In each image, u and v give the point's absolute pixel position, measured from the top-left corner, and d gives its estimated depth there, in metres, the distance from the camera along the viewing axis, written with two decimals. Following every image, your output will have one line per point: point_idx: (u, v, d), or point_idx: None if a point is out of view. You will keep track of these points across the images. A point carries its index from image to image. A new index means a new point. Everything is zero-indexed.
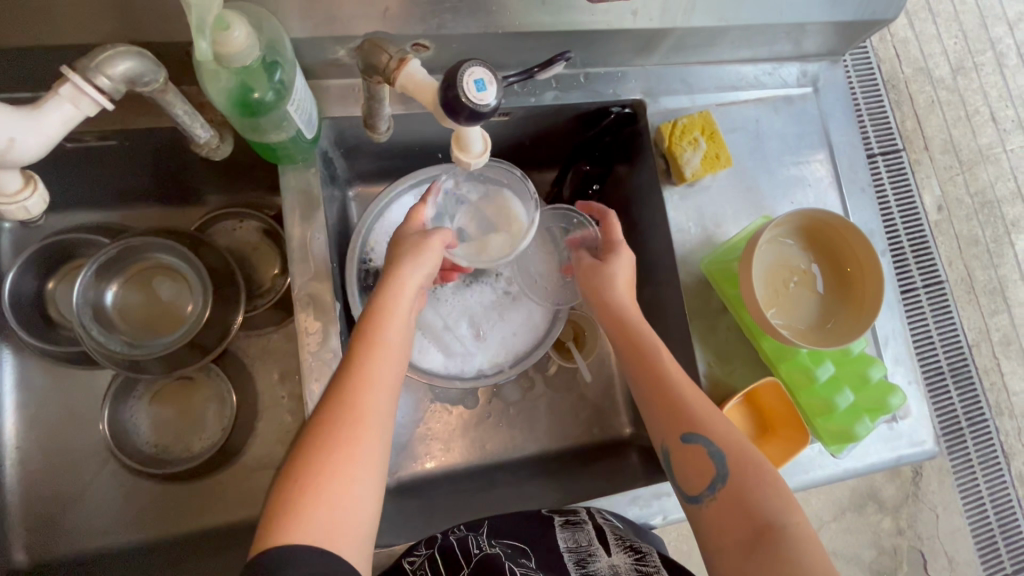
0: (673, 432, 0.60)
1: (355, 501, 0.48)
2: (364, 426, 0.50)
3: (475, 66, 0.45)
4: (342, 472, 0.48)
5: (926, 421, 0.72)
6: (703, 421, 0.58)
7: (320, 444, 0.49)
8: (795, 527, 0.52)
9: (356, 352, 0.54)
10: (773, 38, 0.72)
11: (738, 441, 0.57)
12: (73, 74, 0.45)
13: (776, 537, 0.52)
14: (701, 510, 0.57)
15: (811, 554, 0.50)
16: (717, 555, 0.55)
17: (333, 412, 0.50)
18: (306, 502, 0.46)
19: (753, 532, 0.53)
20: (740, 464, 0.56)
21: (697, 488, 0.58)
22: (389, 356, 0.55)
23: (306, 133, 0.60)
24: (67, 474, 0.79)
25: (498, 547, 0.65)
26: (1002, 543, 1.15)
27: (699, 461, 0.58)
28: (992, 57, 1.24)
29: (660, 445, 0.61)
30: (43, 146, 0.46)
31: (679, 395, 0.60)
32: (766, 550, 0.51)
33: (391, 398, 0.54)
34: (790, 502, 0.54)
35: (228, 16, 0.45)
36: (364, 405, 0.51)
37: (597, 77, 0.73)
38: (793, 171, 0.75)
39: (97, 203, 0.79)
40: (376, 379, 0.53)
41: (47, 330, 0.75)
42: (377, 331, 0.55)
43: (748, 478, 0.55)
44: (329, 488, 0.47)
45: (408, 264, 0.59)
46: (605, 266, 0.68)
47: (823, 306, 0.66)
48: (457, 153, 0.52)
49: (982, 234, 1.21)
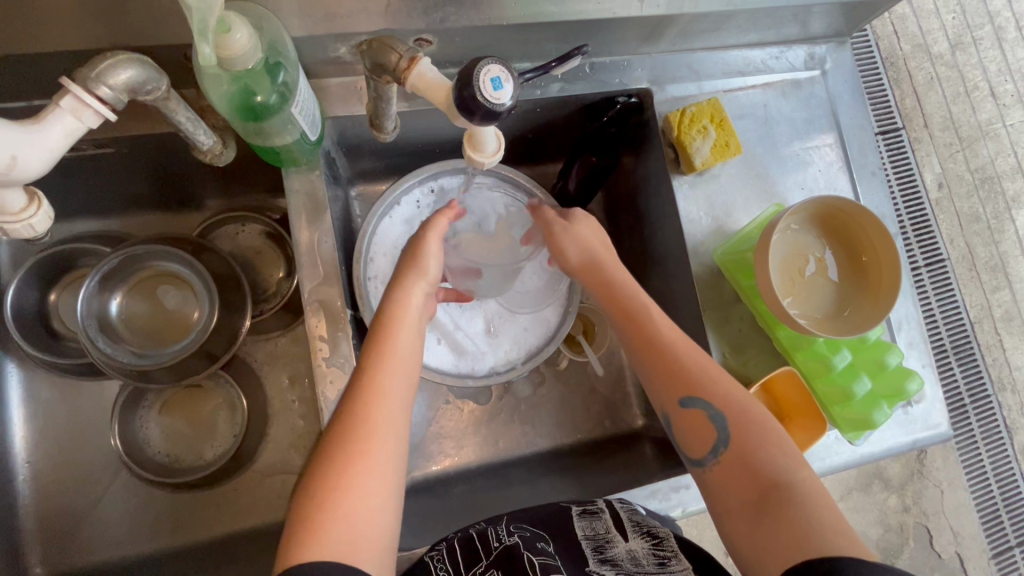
0: (673, 397, 0.60)
1: (373, 514, 0.47)
2: (382, 436, 0.50)
3: (491, 64, 0.44)
4: (359, 485, 0.47)
5: (940, 404, 0.72)
6: (702, 383, 0.59)
7: (335, 460, 0.48)
8: (803, 483, 0.52)
9: (368, 363, 0.54)
10: (780, 21, 0.71)
11: (737, 402, 0.57)
12: (74, 85, 0.43)
13: (784, 496, 0.51)
14: (706, 474, 0.58)
15: (817, 508, 0.50)
16: (726, 519, 0.55)
17: (346, 425, 0.50)
18: (327, 514, 0.45)
19: (762, 493, 0.53)
20: (741, 422, 0.56)
21: (700, 453, 0.58)
22: (400, 368, 0.54)
23: (311, 135, 0.59)
24: (80, 486, 0.79)
25: (516, 534, 0.62)
26: (1004, 516, 1.16)
27: (701, 425, 0.58)
28: (991, 32, 1.23)
29: (661, 411, 0.62)
30: (46, 162, 0.44)
31: (679, 361, 0.60)
32: (773, 510, 0.51)
33: (402, 407, 0.53)
34: (795, 458, 0.54)
35: (229, 18, 0.44)
36: (374, 420, 0.51)
37: (603, 67, 0.71)
38: (801, 155, 0.74)
39: (96, 211, 0.77)
40: (387, 392, 0.52)
41: (51, 342, 0.74)
42: (383, 352, 0.55)
43: (751, 439, 0.55)
44: (346, 499, 0.46)
45: (411, 283, 0.60)
46: (564, 227, 0.70)
47: (839, 295, 0.66)
48: (469, 152, 0.51)
49: (983, 210, 1.20)
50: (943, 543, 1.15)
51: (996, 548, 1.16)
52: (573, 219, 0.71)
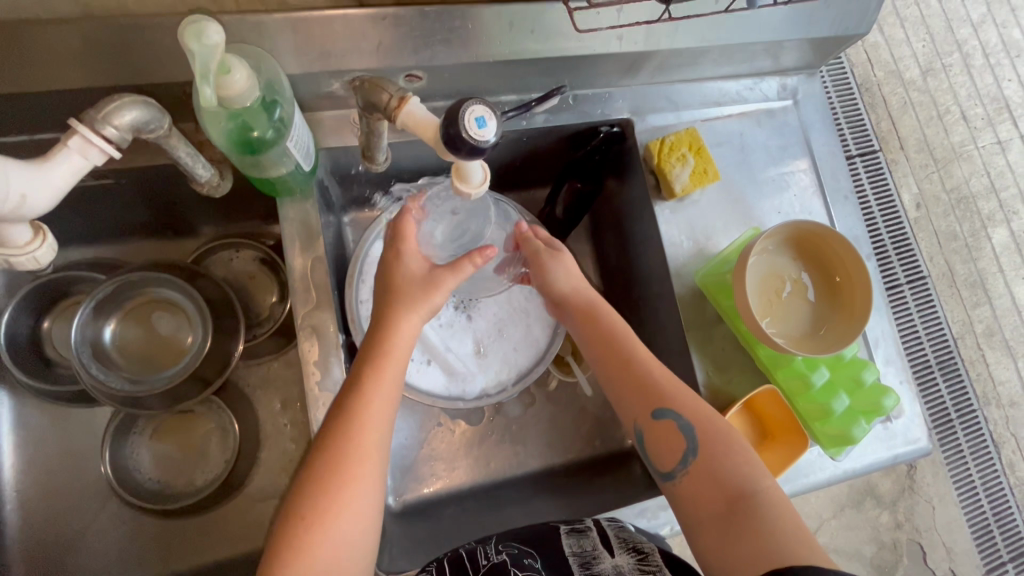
0: (644, 409, 0.61)
1: (354, 536, 0.50)
2: (365, 459, 0.52)
3: (474, 105, 0.47)
4: (341, 508, 0.50)
5: (919, 419, 0.74)
6: (670, 394, 0.61)
7: (320, 482, 0.51)
8: (766, 490, 0.54)
9: (354, 386, 0.55)
10: (752, 55, 0.75)
11: (704, 412, 0.59)
12: (81, 126, 0.46)
13: (749, 504, 0.54)
14: (676, 485, 0.59)
15: (779, 516, 0.52)
16: (696, 530, 0.57)
17: (331, 448, 0.52)
18: (310, 535, 0.49)
19: (728, 501, 0.55)
20: (708, 431, 0.58)
21: (670, 465, 0.60)
22: (388, 390, 0.56)
23: (305, 165, 0.61)
24: (67, 515, 0.78)
25: (505, 552, 0.63)
26: (995, 529, 1.17)
27: (671, 436, 0.60)
28: (958, 59, 1.29)
29: (632, 426, 0.63)
30: (52, 200, 0.46)
31: (648, 375, 0.62)
32: (739, 519, 0.53)
33: (385, 429, 0.55)
34: (758, 467, 0.56)
35: (228, 59, 0.47)
36: (361, 443, 0.53)
37: (586, 99, 0.75)
38: (777, 180, 0.78)
39: (92, 239, 0.79)
40: (373, 415, 0.54)
41: (45, 370, 0.75)
42: (370, 374, 0.56)
43: (716, 448, 0.57)
44: (332, 521, 0.49)
45: (409, 307, 0.59)
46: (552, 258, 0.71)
47: (815, 314, 0.68)
48: (457, 183, 0.54)
49: (960, 229, 1.25)
50: (937, 559, 1.15)
51: (989, 563, 1.16)
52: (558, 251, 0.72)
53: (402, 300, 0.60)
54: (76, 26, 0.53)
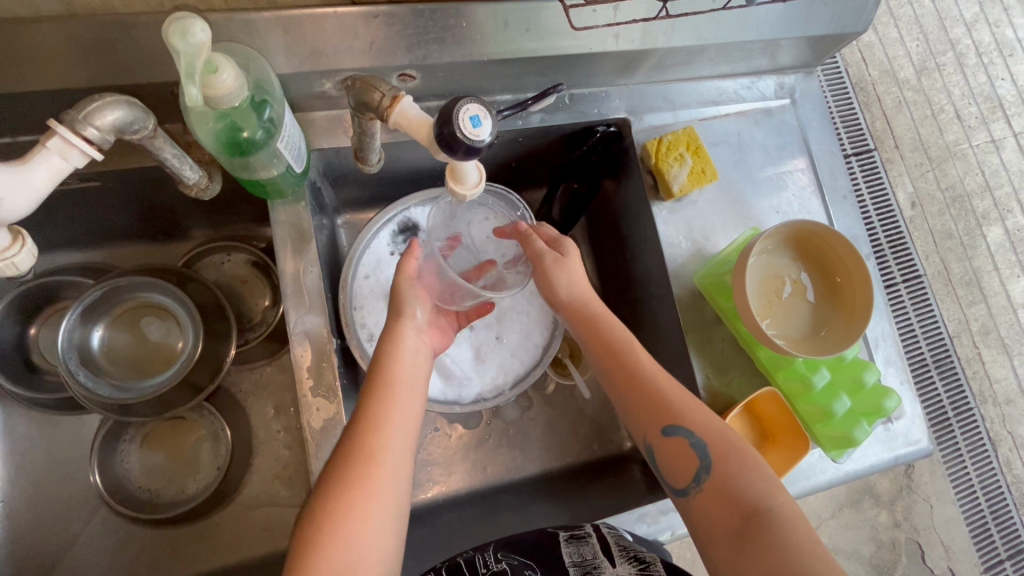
0: (655, 426, 0.60)
1: (374, 539, 0.49)
2: (385, 462, 0.52)
3: (470, 103, 0.46)
4: (358, 509, 0.49)
5: (919, 420, 0.73)
6: (681, 413, 0.59)
7: (338, 483, 0.50)
8: (781, 508, 0.53)
9: (376, 389, 0.57)
10: (749, 54, 0.74)
11: (717, 430, 0.58)
12: (61, 126, 0.44)
13: (764, 521, 0.53)
14: (689, 502, 0.58)
15: (795, 534, 0.51)
16: (710, 546, 0.56)
17: (352, 450, 0.52)
18: (326, 536, 0.48)
19: (743, 518, 0.54)
20: (722, 450, 0.57)
21: (683, 481, 0.58)
22: (410, 396, 0.57)
23: (296, 167, 0.60)
24: (55, 525, 0.76)
25: (504, 561, 0.63)
26: (994, 529, 1.17)
27: (683, 454, 0.58)
28: (953, 58, 1.28)
29: (643, 441, 0.62)
30: (32, 203, 0.45)
31: (660, 394, 0.61)
32: (754, 536, 0.52)
33: (408, 434, 0.55)
34: (775, 484, 0.55)
35: (216, 58, 0.45)
36: (381, 444, 0.53)
37: (582, 98, 0.74)
38: (775, 179, 0.77)
39: (80, 243, 0.77)
40: (395, 418, 0.55)
41: (30, 376, 0.73)
42: (390, 378, 0.57)
43: (731, 466, 0.56)
44: (348, 523, 0.48)
45: (403, 314, 0.62)
46: (553, 259, 0.66)
47: (816, 316, 0.67)
48: (451, 184, 0.53)
49: (955, 227, 1.24)
50: (935, 559, 1.15)
51: (987, 562, 1.16)
52: (565, 252, 0.68)
53: (394, 310, 0.63)
54: (59, 26, 0.52)
